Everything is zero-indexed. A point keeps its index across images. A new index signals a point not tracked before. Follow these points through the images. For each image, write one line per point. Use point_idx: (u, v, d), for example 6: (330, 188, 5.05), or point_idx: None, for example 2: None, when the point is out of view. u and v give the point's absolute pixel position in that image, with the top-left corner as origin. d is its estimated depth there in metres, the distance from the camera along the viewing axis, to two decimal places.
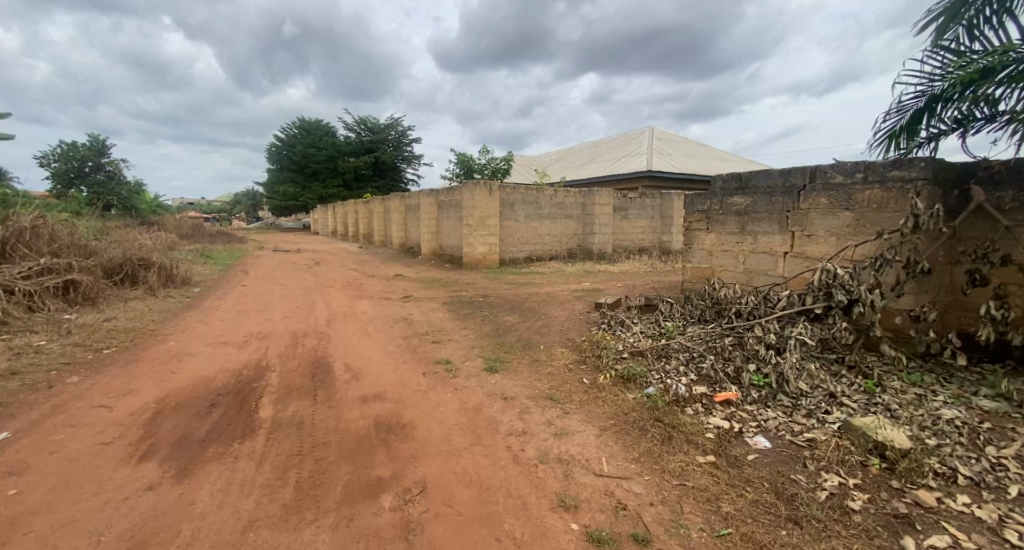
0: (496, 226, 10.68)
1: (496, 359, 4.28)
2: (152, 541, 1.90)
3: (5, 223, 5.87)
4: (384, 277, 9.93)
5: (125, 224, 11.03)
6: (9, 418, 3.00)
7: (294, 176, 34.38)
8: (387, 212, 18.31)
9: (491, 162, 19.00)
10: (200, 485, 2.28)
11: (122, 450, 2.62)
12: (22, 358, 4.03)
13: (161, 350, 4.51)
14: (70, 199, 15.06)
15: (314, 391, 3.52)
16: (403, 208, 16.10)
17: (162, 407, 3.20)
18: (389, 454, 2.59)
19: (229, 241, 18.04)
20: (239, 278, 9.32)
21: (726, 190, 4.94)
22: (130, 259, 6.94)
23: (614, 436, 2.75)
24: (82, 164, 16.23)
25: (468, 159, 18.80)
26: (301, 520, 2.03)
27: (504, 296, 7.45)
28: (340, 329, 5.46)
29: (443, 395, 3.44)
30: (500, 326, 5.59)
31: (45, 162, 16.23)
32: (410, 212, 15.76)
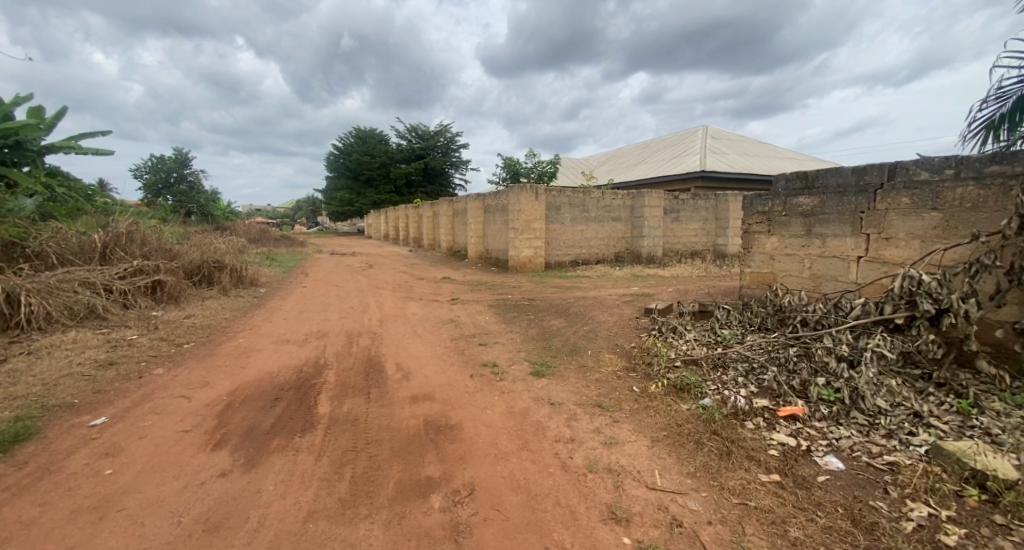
0: (543, 229, 10.64)
1: (543, 364, 4.25)
2: (223, 525, 2.02)
3: (106, 229, 6.54)
4: (432, 280, 10.14)
5: (203, 229, 12.04)
6: (106, 404, 3.32)
7: (349, 183, 36.03)
8: (436, 216, 18.80)
9: (537, 166, 19.05)
10: (265, 475, 2.42)
11: (198, 438, 2.82)
12: (118, 350, 4.47)
13: (232, 346, 4.85)
14: (157, 206, 16.72)
15: (368, 390, 3.65)
16: (451, 213, 16.49)
17: (232, 400, 3.42)
18: (437, 455, 2.62)
19: (291, 245, 19.22)
20: (300, 280, 9.89)
21: (790, 189, 4.64)
22: (207, 261, 7.55)
23: (666, 448, 2.64)
24: (168, 175, 18.07)
25: (514, 163, 18.95)
26: (355, 515, 2.09)
27: (549, 300, 7.41)
28: (391, 330, 5.63)
29: (490, 398, 3.45)
30: (546, 330, 5.55)
31: (137, 173, 18.05)
32: (457, 216, 16.03)
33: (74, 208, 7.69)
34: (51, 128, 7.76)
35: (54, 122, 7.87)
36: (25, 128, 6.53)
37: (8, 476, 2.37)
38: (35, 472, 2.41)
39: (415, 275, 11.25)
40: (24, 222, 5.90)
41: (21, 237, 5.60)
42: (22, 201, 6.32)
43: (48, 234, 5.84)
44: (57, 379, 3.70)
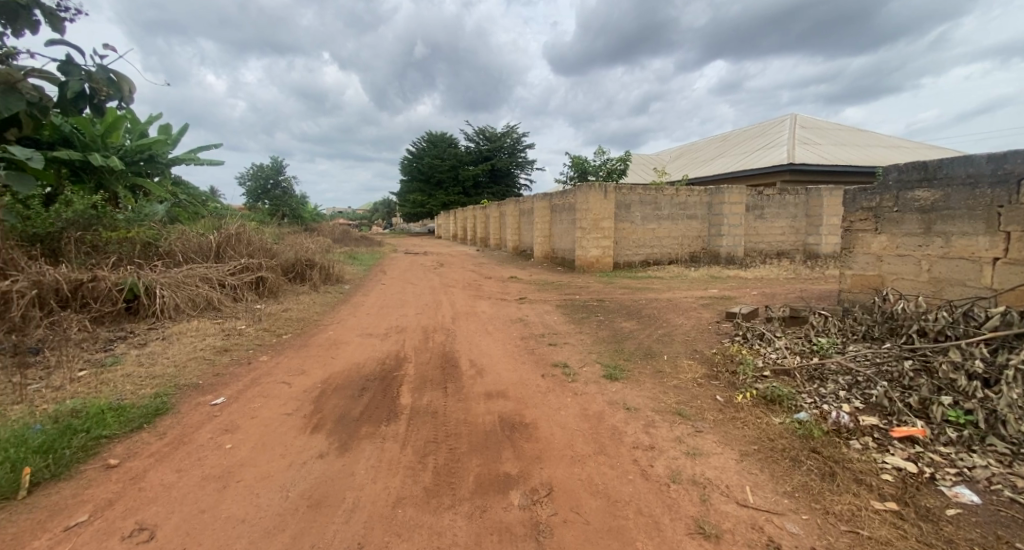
0: (612, 228, 10.40)
1: (616, 367, 4.15)
2: (324, 502, 2.21)
3: (220, 230, 7.41)
4: (500, 279, 10.31)
5: (295, 231, 13.24)
6: (224, 386, 3.77)
7: (421, 186, 37.58)
8: (502, 216, 19.11)
9: (606, 163, 18.64)
10: (358, 459, 2.61)
11: (299, 421, 3.11)
12: (231, 338, 5.05)
13: (323, 338, 5.28)
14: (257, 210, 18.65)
15: (444, 384, 3.80)
16: (518, 213, 16.67)
17: (326, 387, 3.73)
18: (514, 452, 2.66)
19: (369, 245, 20.53)
20: (378, 278, 10.53)
21: (904, 182, 4.12)
22: (300, 260, 8.29)
23: (758, 463, 2.46)
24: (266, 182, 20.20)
25: (582, 161, 18.76)
26: (439, 505, 2.18)
27: (619, 301, 7.23)
28: (463, 327, 5.81)
29: (564, 399, 3.44)
30: (617, 332, 5.42)
31: (242, 180, 20.28)
32: (523, 216, 16.14)
33: (194, 212, 8.79)
34: (176, 143, 8.94)
35: (179, 137, 9.04)
36: (157, 143, 7.59)
37: (153, 444, 2.76)
38: (172, 442, 2.79)
39: (483, 274, 11.51)
40: (158, 225, 6.86)
41: (155, 238, 6.50)
42: (155, 207, 7.35)
43: (176, 235, 6.72)
44: (185, 362, 4.26)
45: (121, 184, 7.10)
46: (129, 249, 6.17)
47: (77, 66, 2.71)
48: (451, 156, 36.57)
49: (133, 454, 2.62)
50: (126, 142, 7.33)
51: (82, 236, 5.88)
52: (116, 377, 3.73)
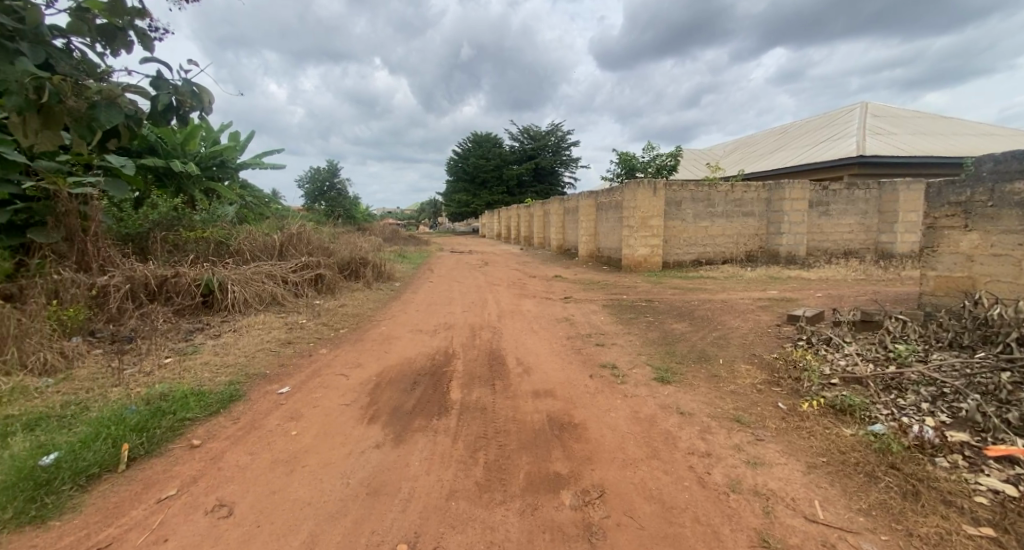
0: (661, 226, 10.09)
1: (667, 369, 4.03)
2: (382, 491, 2.30)
3: (284, 230, 7.88)
4: (544, 278, 10.29)
5: (349, 230, 13.85)
6: (288, 376, 4.02)
7: (467, 186, 38.13)
8: (546, 215, 19.05)
9: (655, 159, 18.11)
10: (412, 451, 2.70)
11: (356, 412, 3.25)
12: (294, 332, 5.37)
13: (376, 333, 5.49)
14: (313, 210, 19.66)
15: (492, 381, 3.84)
16: (562, 211, 16.55)
17: (380, 380, 3.88)
18: (564, 452, 2.65)
19: (417, 244, 21.12)
20: (426, 276, 10.81)
21: (1001, 173, 3.71)
22: (355, 259, 8.68)
23: (828, 477, 2.31)
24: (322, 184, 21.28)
25: (629, 157, 18.32)
26: (491, 500, 2.21)
27: (669, 302, 7.01)
28: (509, 325, 5.85)
29: (613, 401, 3.38)
30: (667, 333, 5.25)
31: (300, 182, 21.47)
32: (568, 214, 15.99)
33: (260, 214, 9.40)
34: (244, 149, 9.57)
35: (246, 143, 9.67)
36: (228, 150, 8.16)
37: (228, 427, 2.99)
38: (244, 426, 3.01)
39: (529, 272, 11.52)
40: (229, 226, 7.40)
41: (227, 238, 7.02)
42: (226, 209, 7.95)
43: (245, 235, 7.22)
44: (254, 353, 4.57)
45: (198, 188, 7.59)
46: (205, 248, 6.70)
47: (168, 82, 2.91)
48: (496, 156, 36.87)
49: (212, 436, 2.85)
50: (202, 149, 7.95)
51: (165, 236, 6.45)
52: (195, 365, 4.06)
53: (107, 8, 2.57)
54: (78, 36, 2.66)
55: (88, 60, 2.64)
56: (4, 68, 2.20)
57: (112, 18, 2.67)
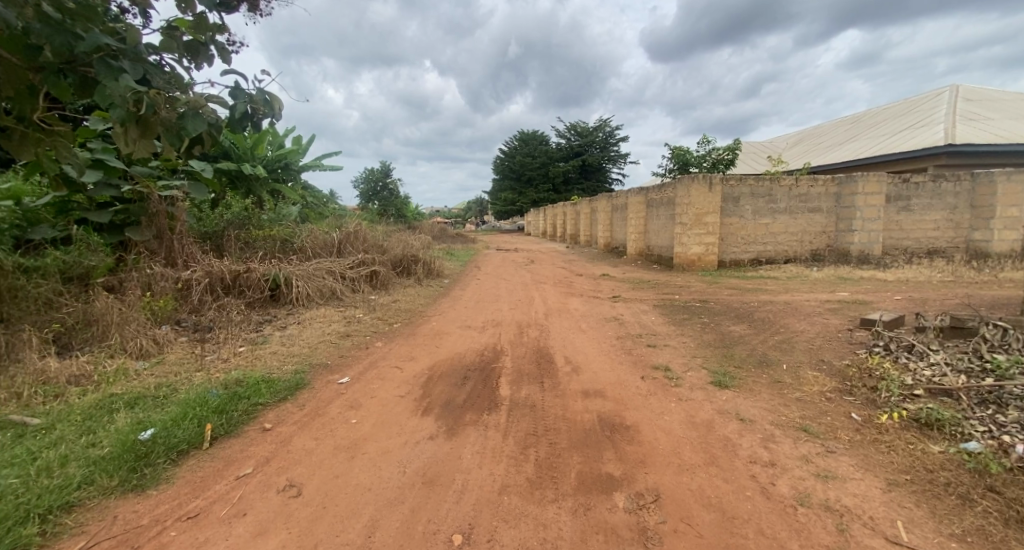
0: (717, 223, 9.64)
1: (724, 373, 3.86)
2: (437, 481, 2.37)
3: (342, 229, 8.27)
4: (592, 276, 10.15)
5: (400, 228, 14.31)
6: (347, 367, 4.22)
7: (514, 184, 38.26)
8: (594, 213, 18.76)
9: (711, 154, 17.33)
10: (464, 444, 2.75)
11: (411, 404, 3.36)
12: (351, 325, 5.64)
13: (427, 328, 5.64)
14: (366, 209, 20.48)
15: (541, 378, 3.84)
16: (610, 208, 16.24)
17: (432, 374, 3.99)
18: (617, 454, 2.60)
19: (464, 242, 21.49)
20: (474, 273, 10.98)
21: None
22: (407, 256, 8.97)
23: (913, 497, 2.12)
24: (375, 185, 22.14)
25: (683, 152, 17.64)
26: (543, 497, 2.21)
27: (724, 302, 6.70)
28: (557, 323, 5.82)
29: (666, 404, 3.28)
30: (724, 336, 5.02)
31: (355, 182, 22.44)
32: (617, 211, 15.65)
33: (320, 213, 9.93)
34: (306, 151, 10.12)
35: (308, 146, 10.23)
36: (292, 153, 8.65)
37: (295, 413, 3.19)
38: (310, 413, 3.20)
39: (576, 270, 11.39)
40: (293, 225, 7.88)
41: (291, 236, 7.48)
42: (290, 210, 8.51)
43: (308, 233, 7.65)
44: (317, 344, 4.84)
45: (265, 189, 8.14)
46: (272, 245, 7.17)
47: (243, 91, 3.08)
48: (543, 153, 36.58)
49: (281, 420, 3.05)
50: (268, 152, 8.47)
51: (238, 234, 6.96)
52: (265, 354, 4.37)
53: (193, 24, 2.84)
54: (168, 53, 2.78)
55: (176, 73, 2.81)
56: (111, 85, 2.46)
57: (196, 33, 2.92)
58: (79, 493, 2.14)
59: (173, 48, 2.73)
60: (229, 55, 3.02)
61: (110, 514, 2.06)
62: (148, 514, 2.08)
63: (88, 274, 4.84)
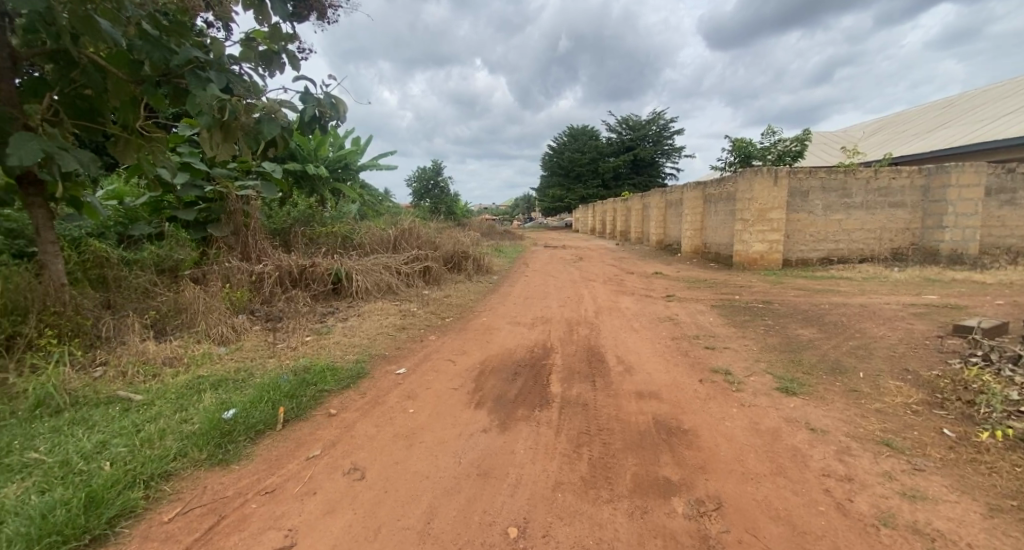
0: (782, 219, 9.03)
1: (792, 379, 3.62)
2: (491, 473, 2.40)
3: (398, 225, 8.57)
4: (644, 274, 9.86)
5: (450, 225, 14.60)
6: (402, 358, 4.37)
7: (564, 181, 37.88)
8: (646, 209, 18.20)
9: (776, 145, 16.27)
10: (517, 439, 2.78)
11: (464, 397, 3.43)
12: (406, 318, 5.83)
13: (478, 323, 5.72)
14: (417, 207, 21.06)
15: (593, 377, 3.79)
16: (664, 204, 15.67)
17: (484, 368, 4.05)
18: (674, 458, 2.52)
19: (512, 239, 21.60)
20: (523, 269, 11.01)
21: None
22: (458, 252, 9.14)
23: (1022, 527, 1.89)
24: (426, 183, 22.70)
25: (745, 144, 16.69)
26: (598, 497, 2.19)
27: (790, 304, 6.28)
28: (607, 322, 5.71)
29: (727, 409, 3.13)
30: (790, 339, 4.71)
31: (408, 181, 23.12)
32: (671, 207, 15.07)
33: (376, 211, 10.34)
34: (364, 151, 10.56)
35: (366, 146, 10.66)
36: (352, 153, 9.07)
37: (357, 400, 3.35)
38: (370, 401, 3.35)
39: (626, 268, 11.13)
40: (352, 223, 8.26)
41: (351, 233, 7.85)
42: (349, 208, 8.92)
43: (365, 230, 8.00)
44: (375, 335, 5.07)
45: (327, 189, 8.60)
46: (334, 241, 7.55)
47: (312, 96, 3.23)
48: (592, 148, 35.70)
49: (345, 407, 3.22)
50: (330, 153, 8.93)
51: (303, 231, 7.39)
52: (328, 344, 4.62)
53: (268, 34, 3.03)
54: (246, 62, 3.05)
55: (254, 81, 3.08)
56: (200, 94, 2.71)
57: (271, 43, 3.10)
58: (175, 464, 2.36)
59: (250, 57, 3.00)
60: (299, 62, 3.22)
61: (201, 484, 2.27)
62: (232, 486, 2.26)
63: (177, 267, 5.37)
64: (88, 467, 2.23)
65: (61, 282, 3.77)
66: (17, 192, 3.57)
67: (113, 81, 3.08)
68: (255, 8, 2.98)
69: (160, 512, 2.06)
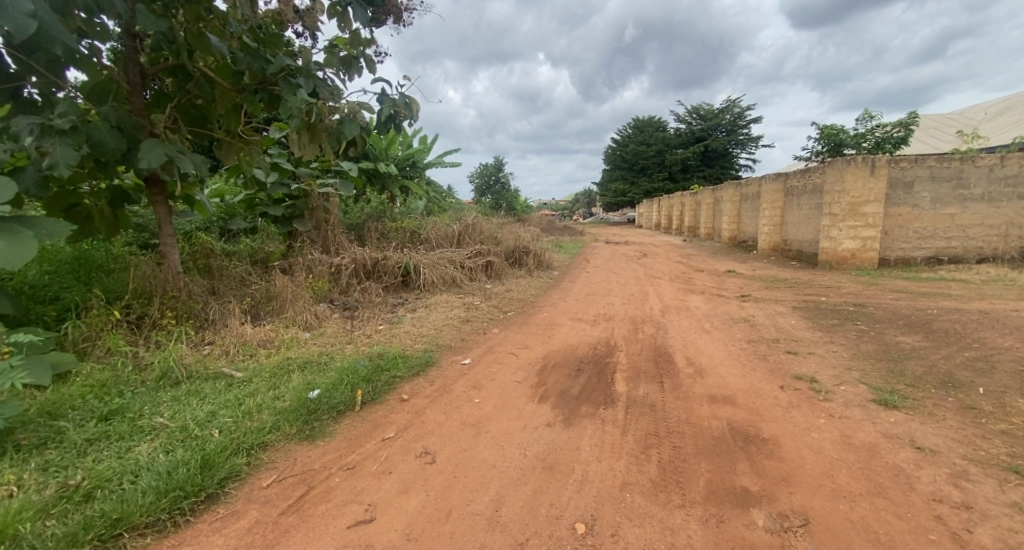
0: (879, 214, 8.10)
1: (891, 391, 3.25)
2: (557, 468, 2.40)
3: (462, 220, 8.79)
4: (714, 272, 9.33)
5: (511, 220, 14.70)
6: (467, 350, 4.48)
7: (628, 174, 36.59)
8: (717, 203, 17.19)
9: (874, 131, 14.65)
10: (582, 435, 2.75)
11: (527, 390, 3.45)
12: (470, 311, 5.97)
13: (539, 318, 5.73)
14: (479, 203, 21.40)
15: (660, 378, 3.66)
16: (738, 198, 14.68)
17: (546, 363, 4.05)
18: (753, 467, 2.37)
19: (572, 234, 21.33)
20: (584, 265, 10.85)
21: None
22: (519, 248, 9.22)
23: None
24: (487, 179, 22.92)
25: (835, 131, 15.18)
26: (669, 501, 2.11)
27: (887, 308, 5.66)
28: (675, 321, 5.48)
29: (813, 419, 2.89)
30: (888, 347, 4.24)
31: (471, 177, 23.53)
32: (746, 201, 14.10)
33: (442, 207, 10.67)
34: (430, 149, 10.90)
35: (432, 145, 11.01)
36: (420, 151, 9.41)
37: (426, 388, 3.49)
38: (438, 389, 3.47)
39: (695, 265, 10.59)
40: (420, 218, 8.59)
41: (418, 228, 8.16)
42: (417, 204, 9.28)
43: (432, 225, 8.28)
44: (441, 326, 5.24)
45: (396, 186, 9.01)
46: (403, 236, 7.90)
47: (388, 96, 3.41)
48: (659, 140, 34.00)
49: (416, 393, 3.37)
50: (400, 152, 9.31)
51: (376, 226, 7.80)
52: (399, 333, 4.86)
53: (349, 40, 3.21)
54: (329, 67, 3.26)
55: (336, 86, 3.28)
56: (292, 99, 2.96)
57: (351, 49, 3.29)
58: (271, 436, 2.61)
59: (333, 62, 3.22)
60: (375, 66, 3.39)
61: (293, 456, 2.49)
62: (318, 460, 2.46)
63: (267, 258, 5.90)
64: (202, 434, 2.52)
65: (177, 271, 4.27)
66: (145, 191, 4.08)
67: (219, 90, 3.44)
68: (338, 17, 3.19)
69: (260, 478, 2.29)
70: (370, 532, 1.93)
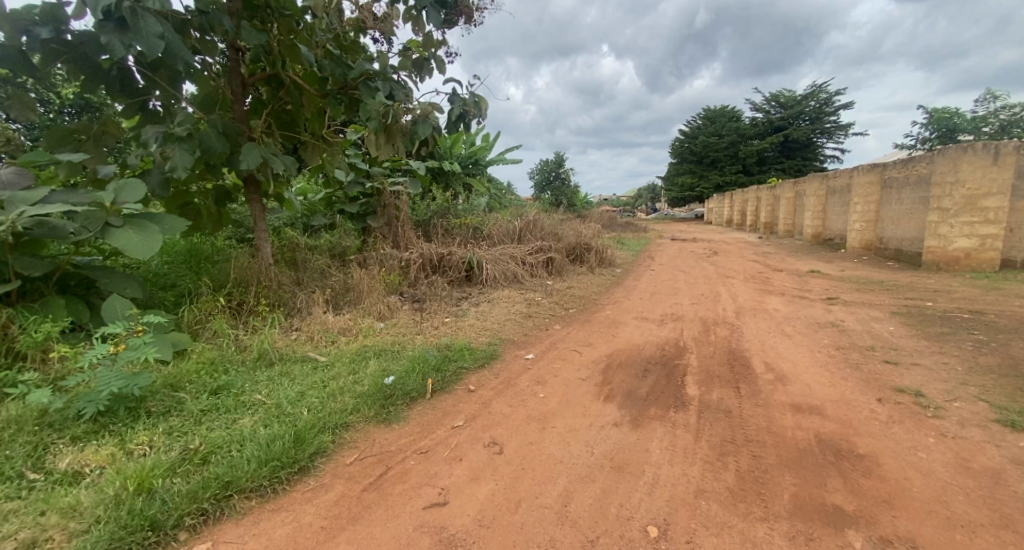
0: (1004, 209, 6.97)
1: (1020, 412, 2.83)
2: (626, 468, 2.35)
3: (525, 217, 8.83)
4: (796, 272, 8.62)
5: (572, 216, 14.52)
6: (530, 345, 4.50)
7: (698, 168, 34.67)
8: (799, 197, 15.86)
9: (996, 113, 12.79)
10: (652, 437, 2.67)
11: (593, 388, 3.40)
12: (533, 307, 5.99)
13: (603, 316, 5.62)
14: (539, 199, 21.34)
15: (735, 383, 3.45)
16: (823, 192, 13.42)
17: (611, 362, 3.96)
18: (846, 484, 2.17)
19: (635, 230, 20.69)
20: (649, 263, 10.49)
21: None
22: (581, 244, 9.10)
23: None
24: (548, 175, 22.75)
25: (947, 114, 13.41)
26: (750, 512, 1.99)
27: (1011, 316, 4.93)
28: (751, 323, 5.14)
29: (919, 437, 2.58)
30: (1014, 360, 3.69)
31: (532, 174, 23.49)
32: (834, 195, 12.86)
33: (504, 203, 10.79)
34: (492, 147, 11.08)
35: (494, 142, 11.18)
36: (481, 149, 9.57)
37: (491, 380, 3.55)
38: (503, 382, 3.52)
39: (772, 264, 9.86)
40: (483, 214, 8.75)
41: (481, 224, 8.31)
42: (480, 201, 9.46)
43: (494, 221, 8.40)
44: (504, 321, 5.32)
45: (460, 183, 9.25)
46: (467, 232, 8.09)
47: (458, 96, 3.50)
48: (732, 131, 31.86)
49: (482, 385, 3.44)
50: (463, 150, 9.54)
51: (442, 222, 8.05)
52: (464, 326, 4.99)
53: (422, 43, 3.34)
54: (404, 70, 3.41)
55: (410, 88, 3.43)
56: (370, 102, 3.15)
57: (423, 51, 3.42)
58: (352, 417, 2.79)
59: (408, 65, 3.36)
60: (446, 66, 3.50)
61: (372, 437, 2.64)
62: (394, 443, 2.59)
63: (345, 252, 6.30)
64: (294, 411, 2.75)
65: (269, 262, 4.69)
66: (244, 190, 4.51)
67: (307, 96, 3.71)
68: (413, 21, 3.33)
69: (344, 455, 2.46)
70: (444, 515, 2.01)
